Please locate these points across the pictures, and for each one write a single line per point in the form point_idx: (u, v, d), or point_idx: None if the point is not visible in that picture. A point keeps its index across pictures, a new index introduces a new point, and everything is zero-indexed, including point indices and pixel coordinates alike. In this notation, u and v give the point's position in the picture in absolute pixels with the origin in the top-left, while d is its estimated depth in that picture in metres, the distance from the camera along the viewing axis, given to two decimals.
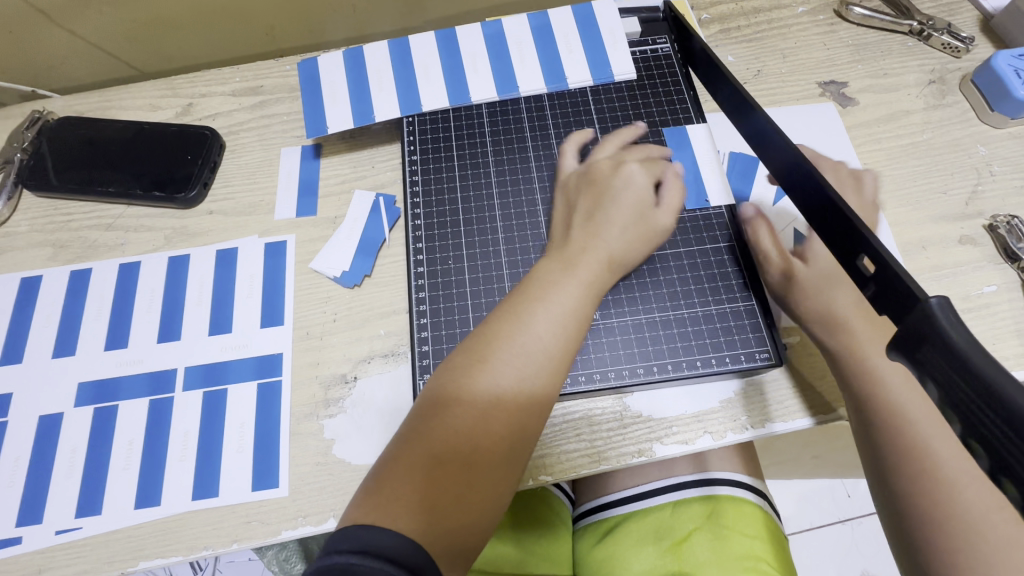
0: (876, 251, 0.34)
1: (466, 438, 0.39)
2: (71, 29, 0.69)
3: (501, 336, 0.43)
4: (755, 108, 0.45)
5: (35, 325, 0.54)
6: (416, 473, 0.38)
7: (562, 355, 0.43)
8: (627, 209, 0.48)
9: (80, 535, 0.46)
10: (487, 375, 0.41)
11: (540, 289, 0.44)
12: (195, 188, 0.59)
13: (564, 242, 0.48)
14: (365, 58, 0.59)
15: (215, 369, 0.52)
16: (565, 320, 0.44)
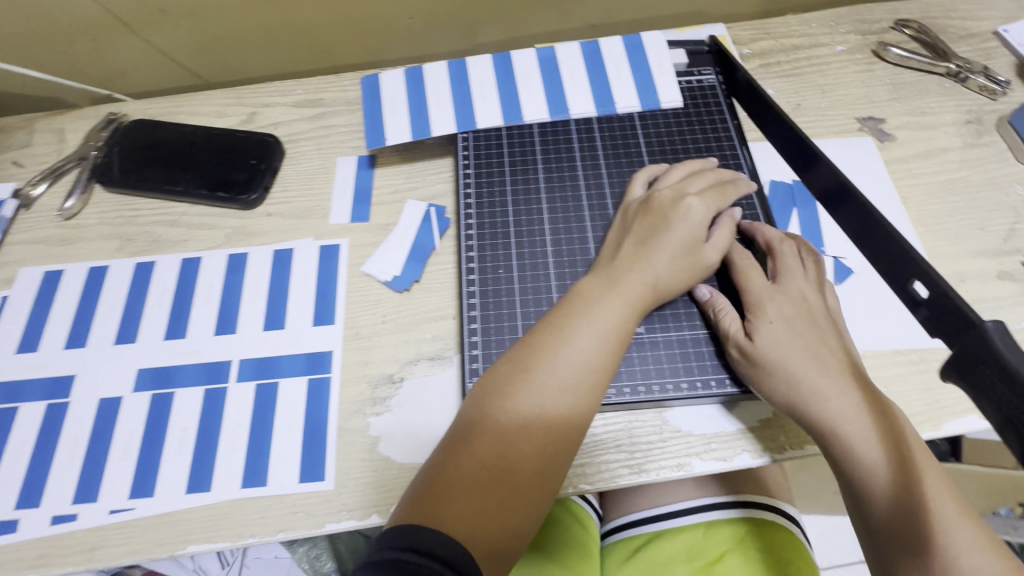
0: (930, 278, 0.36)
1: (506, 447, 0.41)
2: (148, 39, 0.74)
3: (545, 349, 0.44)
4: (815, 149, 0.48)
5: (100, 312, 0.57)
6: (459, 480, 0.40)
7: (601, 366, 0.44)
8: (678, 242, 0.49)
9: (133, 516, 0.48)
10: (529, 386, 0.43)
11: (584, 305, 0.46)
12: (257, 190, 0.62)
13: (610, 263, 0.49)
14: (425, 76, 0.63)
15: (268, 362, 0.54)
16: (607, 335, 0.45)
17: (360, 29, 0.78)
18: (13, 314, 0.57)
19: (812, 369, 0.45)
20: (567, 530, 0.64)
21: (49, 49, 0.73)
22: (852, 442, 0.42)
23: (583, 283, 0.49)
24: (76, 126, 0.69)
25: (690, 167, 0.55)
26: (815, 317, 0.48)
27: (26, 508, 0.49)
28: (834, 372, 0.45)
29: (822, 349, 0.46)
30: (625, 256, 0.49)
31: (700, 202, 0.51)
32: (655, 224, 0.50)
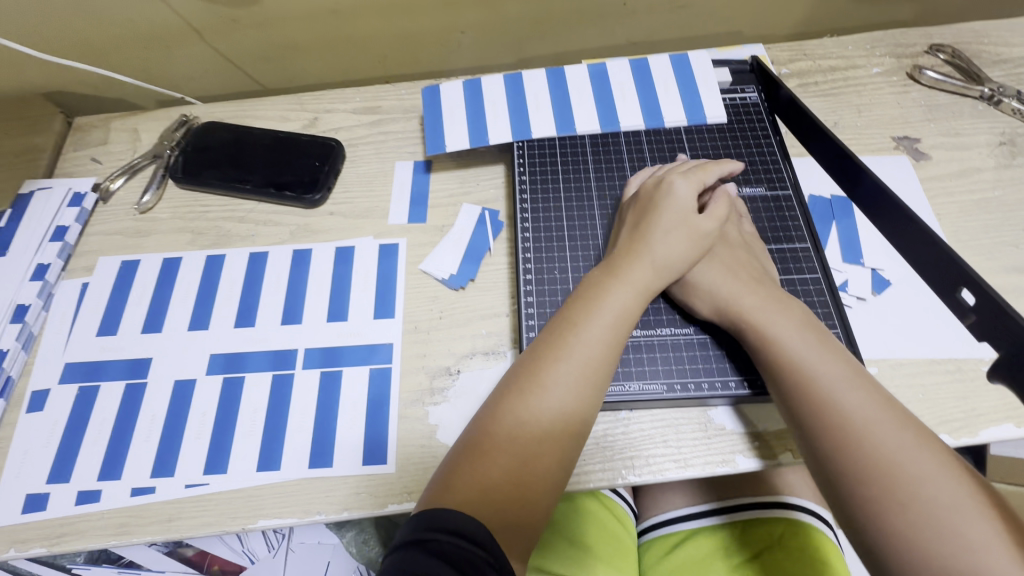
0: (979, 290, 0.42)
1: (515, 425, 0.44)
2: (216, 47, 0.79)
3: (555, 341, 0.47)
4: (864, 169, 0.52)
5: (175, 300, 0.61)
6: (479, 468, 0.42)
7: (611, 348, 0.47)
8: (670, 221, 0.52)
9: (207, 491, 0.51)
10: (545, 376, 0.45)
11: (589, 293, 0.49)
12: (321, 191, 0.66)
13: (611, 253, 0.53)
14: (483, 91, 0.67)
15: (332, 352, 0.57)
16: (615, 320, 0.47)
17: (414, 42, 0.82)
18: (93, 299, 0.61)
19: (724, 276, 0.51)
20: (605, 527, 0.67)
21: (124, 53, 0.77)
22: (801, 365, 0.45)
23: (591, 273, 0.52)
24: (149, 126, 0.74)
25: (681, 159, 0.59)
26: (729, 242, 0.55)
27: (107, 479, 0.52)
28: (745, 282, 0.51)
29: (733, 264, 0.52)
30: (625, 242, 0.52)
31: (688, 184, 0.54)
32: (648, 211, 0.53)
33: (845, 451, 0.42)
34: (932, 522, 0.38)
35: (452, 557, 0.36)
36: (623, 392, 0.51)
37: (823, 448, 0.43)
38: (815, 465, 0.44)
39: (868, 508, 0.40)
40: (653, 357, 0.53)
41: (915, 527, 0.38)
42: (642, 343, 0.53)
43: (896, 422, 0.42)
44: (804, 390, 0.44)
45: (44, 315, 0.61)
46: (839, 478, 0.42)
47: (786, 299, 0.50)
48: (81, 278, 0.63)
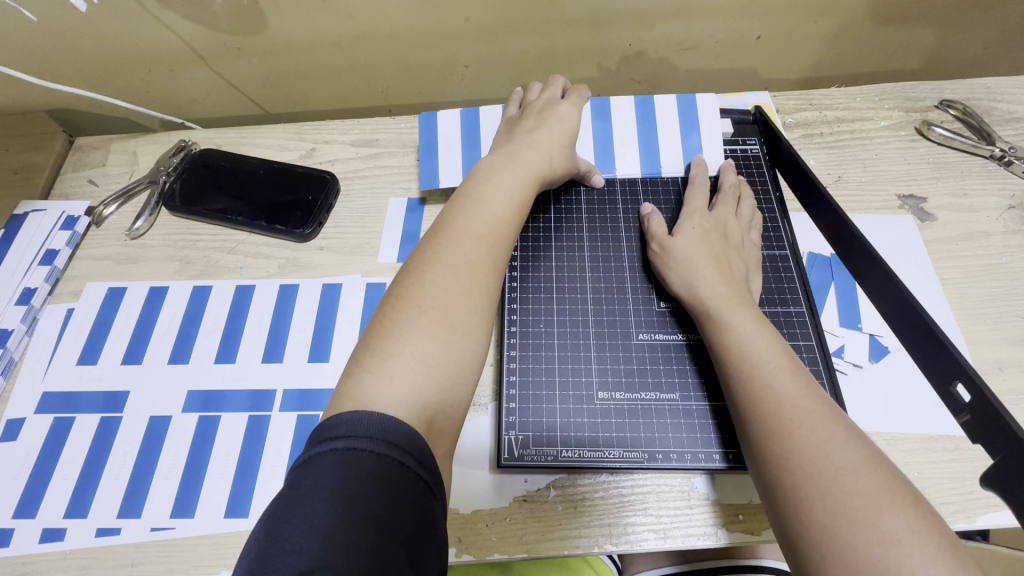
0: (971, 382, 0.42)
1: (421, 284, 0.45)
2: (220, 72, 0.79)
3: (451, 219, 0.50)
4: (858, 236, 0.52)
5: (157, 331, 0.60)
6: (387, 339, 0.42)
7: (512, 219, 0.52)
8: (563, 127, 0.61)
9: (173, 535, 0.50)
10: (443, 241, 0.48)
11: (489, 179, 0.54)
12: (311, 225, 0.65)
13: (509, 147, 0.58)
14: (480, 120, 0.68)
15: (310, 395, 0.56)
16: (514, 200, 0.53)
17: (417, 74, 0.82)
18: (78, 326, 0.61)
19: (708, 262, 0.53)
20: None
21: (129, 75, 0.78)
22: (744, 368, 0.45)
23: (488, 161, 0.57)
24: (148, 150, 0.74)
25: (556, 81, 0.67)
26: (728, 237, 0.56)
27: (74, 517, 0.51)
28: (721, 273, 0.52)
29: (721, 254, 0.54)
30: (519, 143, 0.58)
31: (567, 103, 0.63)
32: (540, 119, 0.61)
33: (772, 435, 0.41)
34: (854, 532, 0.35)
35: (404, 491, 0.34)
36: (602, 458, 0.50)
37: (752, 434, 0.43)
38: (750, 455, 0.44)
39: (790, 494, 0.39)
40: (636, 421, 0.51)
41: (833, 514, 0.36)
42: (626, 406, 0.52)
43: (828, 416, 0.41)
44: (741, 376, 0.45)
45: (26, 341, 0.60)
46: (764, 466, 0.41)
47: (744, 294, 0.51)
48: (67, 303, 0.62)
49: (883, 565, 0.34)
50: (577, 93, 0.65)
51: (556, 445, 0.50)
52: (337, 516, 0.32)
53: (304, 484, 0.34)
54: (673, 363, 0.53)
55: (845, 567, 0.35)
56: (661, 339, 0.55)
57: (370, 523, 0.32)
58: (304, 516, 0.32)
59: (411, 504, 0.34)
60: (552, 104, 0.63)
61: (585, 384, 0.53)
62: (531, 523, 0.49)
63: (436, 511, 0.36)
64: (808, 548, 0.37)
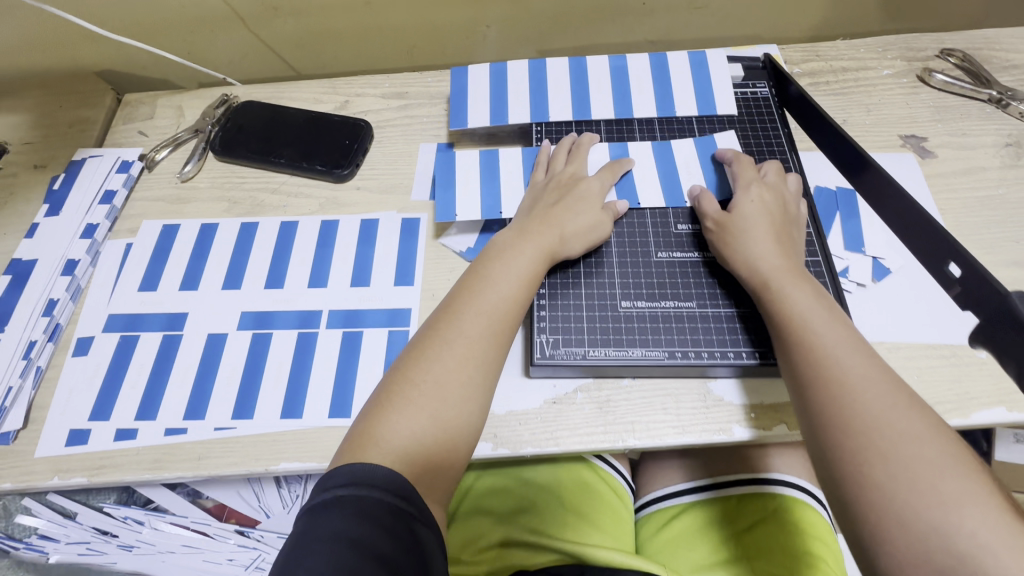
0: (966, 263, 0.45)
1: (424, 381, 0.47)
2: (256, 32, 0.83)
3: (460, 296, 0.53)
4: (864, 155, 0.56)
5: (211, 262, 0.65)
6: (382, 420, 0.46)
7: (516, 300, 0.53)
8: (583, 205, 0.59)
9: (234, 434, 0.55)
10: (448, 319, 0.51)
11: (502, 251, 0.55)
12: (349, 167, 0.70)
13: (524, 223, 0.58)
14: (499, 193, 0.65)
15: (354, 314, 0.61)
16: (520, 278, 0.53)
17: (441, 33, 0.86)
18: (137, 257, 0.66)
19: (771, 240, 0.54)
20: (605, 500, 0.71)
21: (172, 36, 0.82)
22: (812, 342, 0.47)
23: (503, 236, 0.57)
24: (192, 104, 0.79)
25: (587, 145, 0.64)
26: (786, 215, 0.57)
27: (144, 419, 0.56)
28: (783, 250, 0.53)
29: (782, 231, 0.55)
30: (533, 220, 0.57)
31: (592, 178, 0.61)
32: (560, 194, 0.59)
33: (833, 400, 0.44)
34: (914, 497, 0.38)
35: (384, 519, 0.39)
36: (627, 357, 0.54)
37: (812, 398, 0.45)
38: (802, 419, 0.46)
39: (846, 458, 0.41)
40: (657, 326, 0.56)
41: (895, 477, 0.39)
42: (647, 314, 0.56)
43: (887, 384, 0.43)
44: (799, 343, 0.47)
45: (91, 271, 0.65)
46: (819, 434, 0.44)
47: (799, 266, 0.53)
48: (126, 239, 0.67)
49: (941, 525, 0.37)
50: (609, 168, 0.62)
51: (584, 345, 0.55)
52: (328, 552, 0.37)
53: (301, 534, 0.38)
54: (690, 277, 0.58)
55: (900, 526, 0.38)
56: (679, 257, 0.59)
57: (357, 549, 0.37)
58: (303, 557, 0.37)
59: (397, 533, 0.39)
60: (575, 179, 0.61)
61: (609, 295, 0.57)
62: (561, 420, 0.54)
63: (420, 533, 0.41)
64: (864, 510, 0.39)
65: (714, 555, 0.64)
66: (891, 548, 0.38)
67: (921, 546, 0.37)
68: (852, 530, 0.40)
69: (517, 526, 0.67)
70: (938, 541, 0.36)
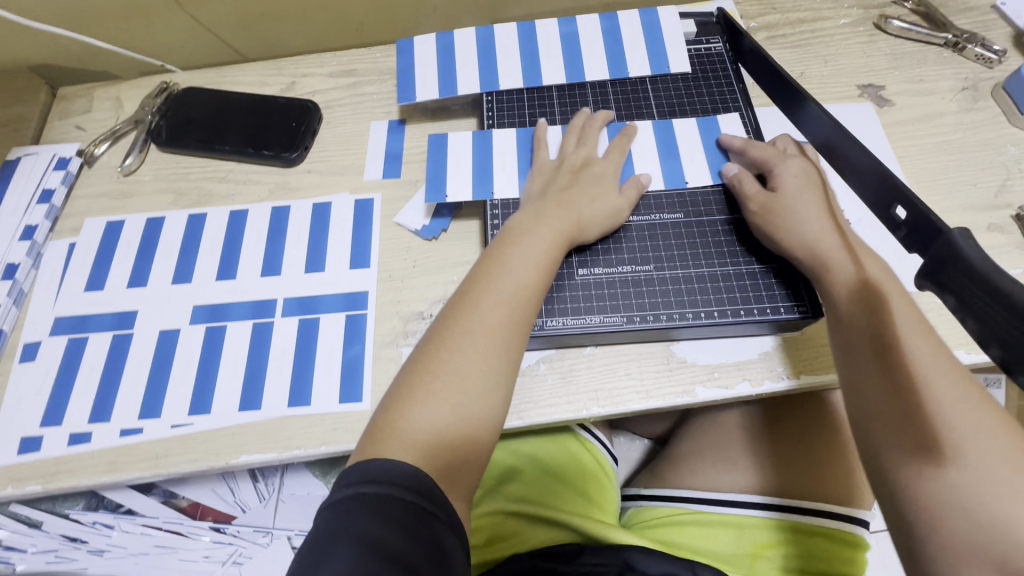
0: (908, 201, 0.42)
1: (450, 376, 0.46)
2: (194, 16, 0.79)
3: (477, 283, 0.51)
4: (809, 99, 0.55)
5: (158, 257, 0.63)
6: (409, 416, 0.44)
7: (535, 288, 0.51)
8: (597, 188, 0.57)
9: (191, 430, 0.53)
10: (468, 307, 0.49)
11: (519, 234, 0.53)
12: (297, 150, 0.68)
13: (538, 206, 0.56)
14: (496, 175, 0.61)
15: (311, 301, 0.59)
16: (538, 262, 0.51)
17: (387, 6, 0.82)
18: (81, 257, 0.64)
19: (820, 222, 0.52)
20: (600, 483, 0.69)
21: (104, 25, 0.78)
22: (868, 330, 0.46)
23: (518, 218, 0.55)
24: (131, 95, 0.76)
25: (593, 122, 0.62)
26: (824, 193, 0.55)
27: (98, 421, 0.54)
28: (833, 231, 0.52)
29: (828, 211, 0.53)
30: (548, 204, 0.55)
31: (603, 159, 0.59)
32: (573, 177, 0.57)
33: (892, 391, 0.43)
34: (980, 488, 0.38)
35: (408, 523, 0.37)
36: (585, 325, 0.53)
37: (867, 384, 0.44)
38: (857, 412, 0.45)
39: (904, 447, 0.41)
40: (614, 292, 0.55)
41: (957, 468, 0.39)
42: (605, 280, 0.55)
43: (949, 372, 0.43)
44: (857, 335, 0.46)
45: (34, 274, 0.63)
46: (874, 419, 0.43)
47: (852, 248, 0.51)
48: (69, 238, 0.65)
49: (1007, 518, 0.37)
50: (617, 145, 0.60)
51: (540, 315, 0.54)
52: (352, 556, 0.35)
53: (325, 533, 0.37)
54: (647, 240, 0.57)
55: (961, 516, 0.38)
56: (635, 221, 0.58)
57: (383, 558, 0.35)
58: (323, 561, 0.35)
59: (417, 534, 0.37)
60: (586, 160, 0.59)
61: (566, 264, 0.56)
62: (523, 393, 0.53)
63: (448, 540, 0.39)
64: (919, 497, 0.40)
65: (714, 543, 0.60)
66: (946, 535, 0.38)
67: (982, 537, 0.37)
68: (900, 516, 0.41)
69: (503, 497, 0.67)
70: (1002, 530, 0.37)
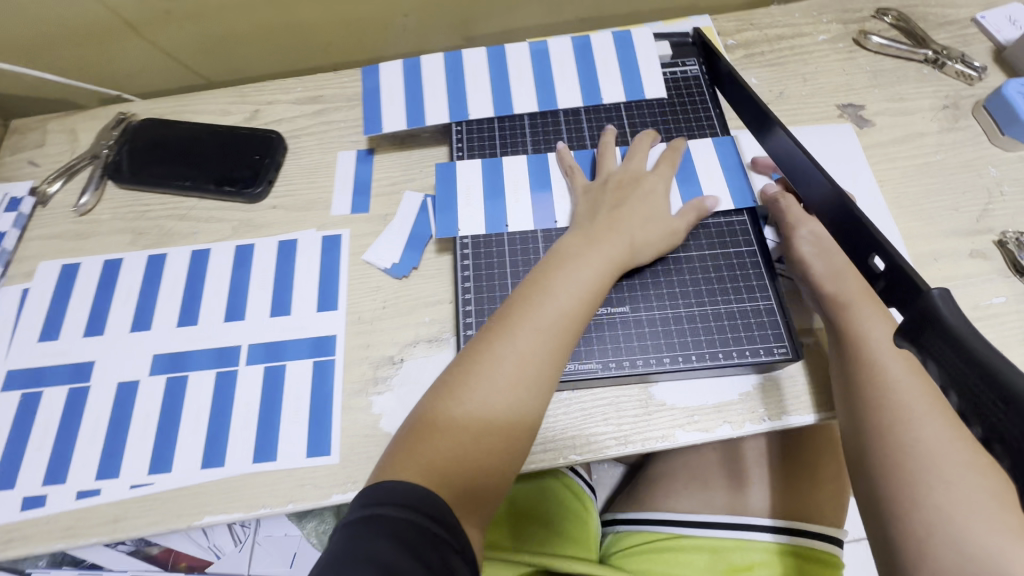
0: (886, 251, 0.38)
1: (485, 403, 0.45)
2: (152, 41, 0.76)
3: (515, 306, 0.49)
4: (778, 124, 0.51)
5: (116, 303, 0.60)
6: (438, 440, 0.43)
7: (574, 316, 0.48)
8: (648, 209, 0.55)
9: (152, 490, 0.51)
10: (504, 332, 0.47)
11: (563, 253, 0.51)
12: (261, 184, 0.65)
13: (588, 226, 0.53)
14: (473, 210, 0.60)
15: (277, 347, 0.57)
16: (583, 287, 0.49)
17: (354, 26, 0.79)
18: (35, 305, 0.61)
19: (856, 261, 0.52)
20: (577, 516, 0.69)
21: (58, 52, 0.75)
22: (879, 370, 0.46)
23: (567, 239, 0.53)
24: (86, 126, 0.72)
25: (646, 139, 0.60)
26: None
27: (53, 483, 0.52)
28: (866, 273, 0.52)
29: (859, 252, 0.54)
30: (599, 226, 0.53)
31: (655, 175, 0.57)
32: (623, 195, 0.55)
33: (893, 424, 0.44)
34: (966, 527, 0.39)
35: (418, 548, 0.36)
36: None
37: (870, 416, 0.45)
38: (854, 440, 0.46)
39: (898, 482, 0.42)
40: (587, 337, 0.53)
41: (941, 507, 0.40)
42: None
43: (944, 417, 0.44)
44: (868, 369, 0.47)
45: None
46: (871, 452, 0.44)
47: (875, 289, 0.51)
48: (21, 284, 0.62)
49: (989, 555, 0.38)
50: (667, 161, 0.58)
51: None
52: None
53: (336, 552, 0.36)
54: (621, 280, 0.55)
55: (949, 550, 0.39)
56: None
57: None
58: None
59: (425, 560, 0.36)
60: (638, 176, 0.57)
61: None
62: None
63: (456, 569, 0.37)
64: (909, 529, 0.41)
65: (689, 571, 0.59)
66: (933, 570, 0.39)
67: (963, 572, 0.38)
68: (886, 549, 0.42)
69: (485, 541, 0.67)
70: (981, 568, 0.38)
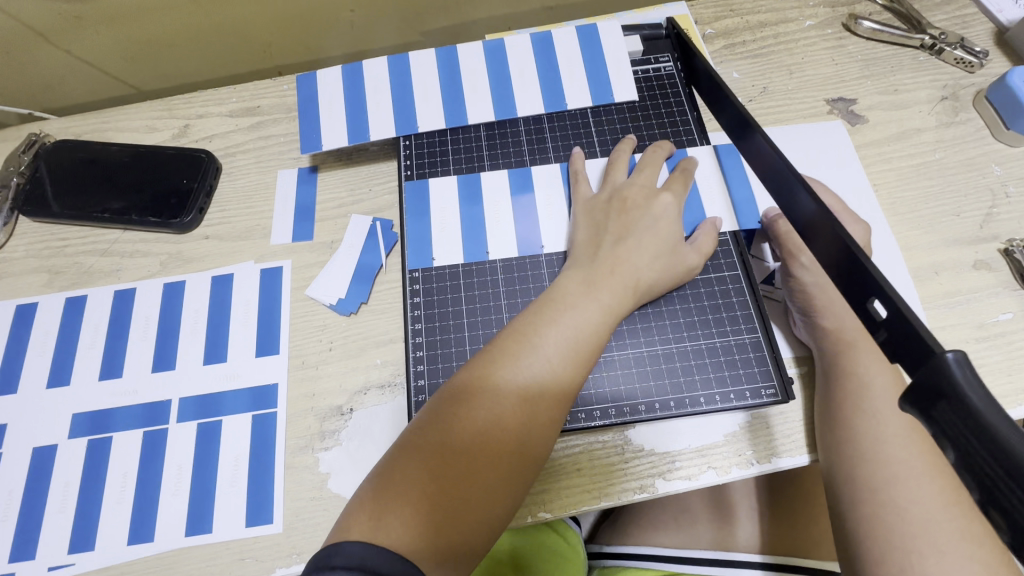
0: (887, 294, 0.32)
1: (477, 448, 0.38)
2: (67, 49, 0.68)
3: (496, 363, 0.42)
4: (756, 128, 0.44)
5: (30, 354, 0.54)
6: (417, 488, 0.36)
7: (569, 374, 0.42)
8: (656, 238, 0.48)
9: (72, 572, 0.46)
10: (485, 391, 0.40)
11: (570, 280, 0.46)
12: (191, 212, 0.58)
13: (588, 260, 0.47)
14: (426, 237, 0.54)
15: (212, 400, 0.51)
16: (590, 321, 0.44)
17: (293, 25, 0.72)
18: None
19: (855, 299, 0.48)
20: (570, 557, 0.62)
21: None
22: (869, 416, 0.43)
23: (569, 271, 0.47)
24: None
25: (658, 155, 0.53)
26: None
27: None
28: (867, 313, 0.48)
29: None
30: (600, 263, 0.47)
31: (667, 197, 0.50)
32: (628, 222, 0.49)
33: (886, 479, 0.41)
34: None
35: None
36: None
37: (862, 469, 0.42)
38: (831, 490, 0.44)
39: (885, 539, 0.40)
40: None
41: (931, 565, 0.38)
42: None
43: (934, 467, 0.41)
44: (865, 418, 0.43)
45: None
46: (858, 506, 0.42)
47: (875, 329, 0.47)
48: None
49: None
50: (678, 181, 0.52)
51: None
52: None
53: None
54: None
55: None
56: None
57: None
58: None
59: None
60: (647, 199, 0.50)
61: None
62: None
63: None
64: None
65: None
66: None
67: None
68: None
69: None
70: None
